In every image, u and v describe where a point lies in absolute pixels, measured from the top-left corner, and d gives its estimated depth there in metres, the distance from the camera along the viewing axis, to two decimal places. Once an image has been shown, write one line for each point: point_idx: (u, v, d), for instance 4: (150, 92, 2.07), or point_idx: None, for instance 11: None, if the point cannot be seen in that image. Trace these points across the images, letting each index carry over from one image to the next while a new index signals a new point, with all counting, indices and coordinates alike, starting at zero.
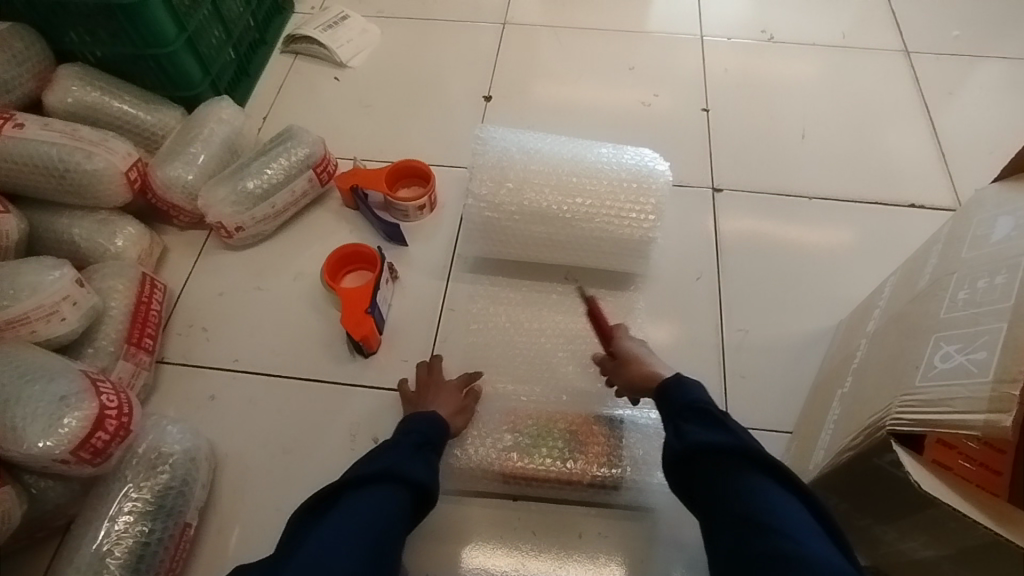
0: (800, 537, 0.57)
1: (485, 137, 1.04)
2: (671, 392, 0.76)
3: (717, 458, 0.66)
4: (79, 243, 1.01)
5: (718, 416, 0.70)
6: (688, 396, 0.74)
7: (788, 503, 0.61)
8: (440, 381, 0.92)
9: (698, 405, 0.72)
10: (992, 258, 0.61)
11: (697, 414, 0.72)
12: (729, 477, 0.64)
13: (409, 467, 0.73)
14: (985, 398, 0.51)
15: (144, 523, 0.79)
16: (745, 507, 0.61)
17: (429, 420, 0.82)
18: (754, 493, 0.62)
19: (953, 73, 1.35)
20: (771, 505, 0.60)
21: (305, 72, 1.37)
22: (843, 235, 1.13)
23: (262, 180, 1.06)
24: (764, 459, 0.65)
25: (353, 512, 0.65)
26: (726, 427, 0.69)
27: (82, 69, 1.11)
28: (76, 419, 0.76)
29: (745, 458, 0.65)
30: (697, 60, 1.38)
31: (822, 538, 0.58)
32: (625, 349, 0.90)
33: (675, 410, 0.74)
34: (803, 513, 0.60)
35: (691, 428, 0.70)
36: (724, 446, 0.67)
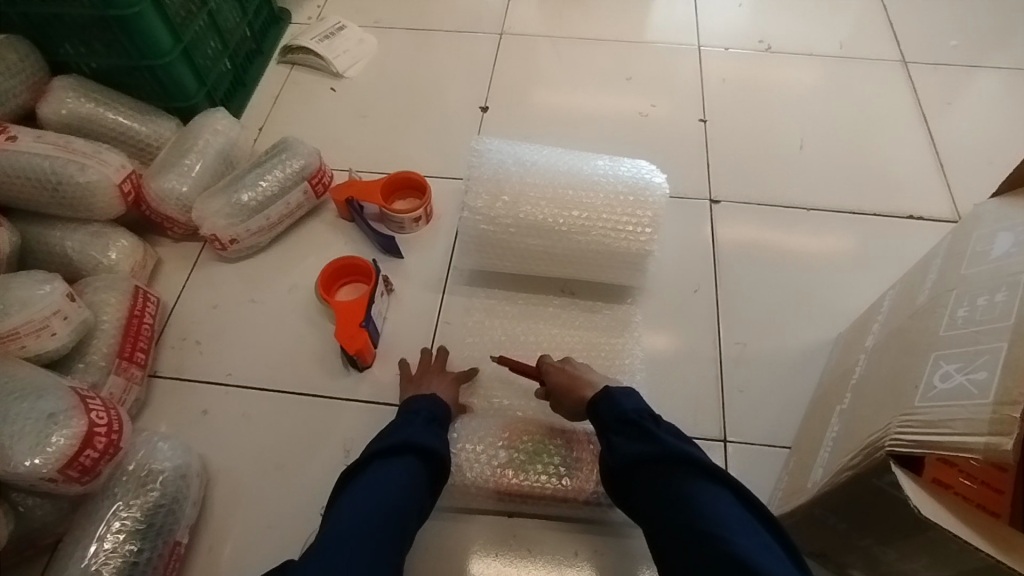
0: (729, 537, 0.57)
1: (480, 149, 1.03)
2: (602, 405, 0.78)
3: (650, 471, 0.68)
4: (72, 256, 1.00)
5: (646, 426, 0.72)
6: (617, 409, 0.76)
7: (721, 505, 0.62)
8: (441, 367, 0.94)
9: (626, 417, 0.75)
10: (993, 276, 0.60)
11: (629, 425, 0.74)
12: (662, 486, 0.66)
13: (420, 438, 0.76)
14: (986, 419, 0.50)
15: (133, 542, 0.78)
16: (677, 516, 0.62)
17: (433, 403, 0.83)
18: (685, 500, 0.63)
19: (952, 84, 1.34)
20: (703, 509, 0.61)
21: (302, 83, 1.37)
22: (839, 244, 1.12)
23: (256, 193, 1.06)
24: (695, 466, 0.66)
25: (373, 485, 0.69)
26: (656, 437, 0.70)
27: (77, 81, 1.11)
28: (64, 437, 0.75)
29: (675, 468, 0.66)
30: (696, 70, 1.38)
31: (759, 534, 0.60)
32: (554, 380, 0.89)
33: (607, 424, 0.76)
34: (737, 515, 0.61)
35: (621, 442, 0.73)
36: (652, 456, 0.68)
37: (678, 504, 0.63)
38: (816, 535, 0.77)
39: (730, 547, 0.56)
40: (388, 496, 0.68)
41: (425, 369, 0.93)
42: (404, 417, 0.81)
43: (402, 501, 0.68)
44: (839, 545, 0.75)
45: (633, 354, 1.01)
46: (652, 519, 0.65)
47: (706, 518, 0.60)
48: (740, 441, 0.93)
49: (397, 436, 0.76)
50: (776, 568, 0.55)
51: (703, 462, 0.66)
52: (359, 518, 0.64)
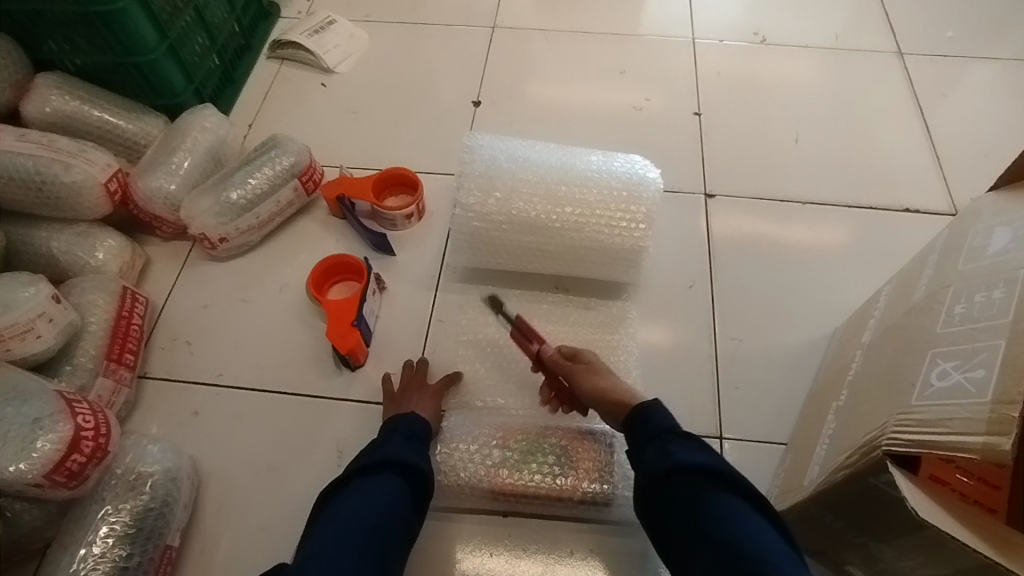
0: (773, 561, 0.56)
1: (473, 145, 1.02)
2: (637, 424, 0.75)
3: (696, 483, 0.65)
4: (58, 257, 0.99)
5: (701, 441, 0.70)
6: (645, 422, 0.74)
7: (758, 527, 0.61)
8: (423, 384, 0.92)
9: (685, 431, 0.72)
10: (990, 271, 0.59)
11: (669, 437, 0.71)
12: (706, 500, 0.63)
13: (399, 454, 0.76)
14: (984, 419, 0.49)
15: (122, 546, 0.77)
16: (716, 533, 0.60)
17: (412, 420, 0.82)
18: (724, 518, 0.61)
19: (947, 75, 1.33)
20: (749, 534, 0.59)
21: (292, 78, 1.35)
22: (835, 237, 1.12)
23: (246, 191, 1.04)
24: (728, 482, 0.65)
25: (351, 506, 0.69)
26: (686, 450, 0.68)
27: (61, 78, 1.09)
28: (50, 442, 0.74)
29: (711, 483, 0.65)
30: (690, 63, 1.37)
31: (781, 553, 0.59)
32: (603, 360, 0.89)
33: (655, 433, 0.73)
34: (773, 539, 0.60)
35: (677, 448, 0.69)
36: (701, 468, 0.66)
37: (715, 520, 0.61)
38: (813, 533, 0.76)
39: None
40: (366, 515, 0.68)
41: (408, 387, 0.91)
42: (384, 435, 0.80)
43: (380, 520, 0.68)
44: (837, 542, 0.74)
45: (628, 351, 1.00)
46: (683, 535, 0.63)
47: (746, 538, 0.59)
48: (736, 438, 0.93)
49: (375, 454, 0.76)
50: None
51: (738, 480, 0.65)
52: (336, 539, 0.65)
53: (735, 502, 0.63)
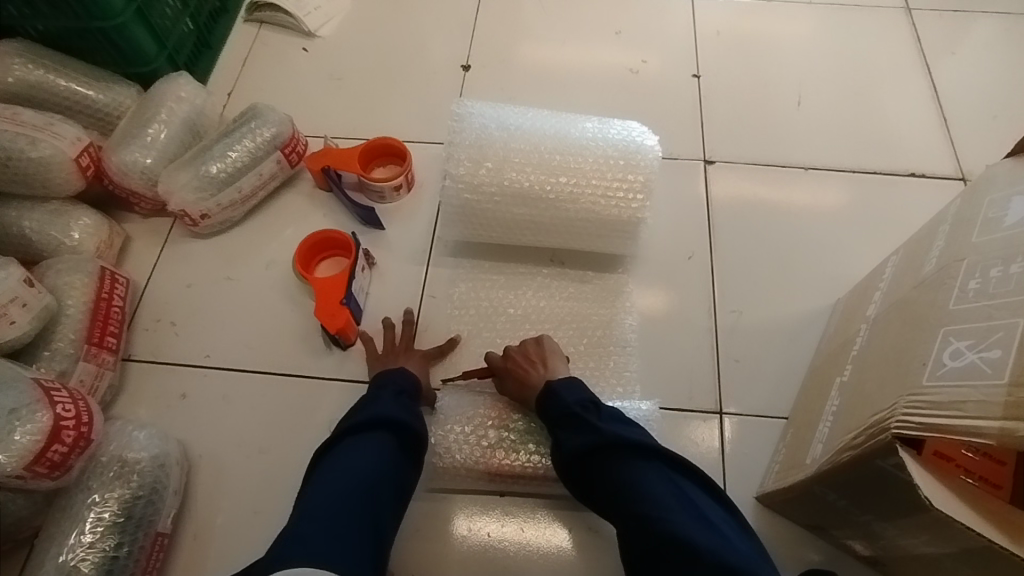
0: (669, 521, 0.62)
1: (460, 112, 0.97)
2: (547, 402, 0.79)
3: (597, 459, 0.71)
4: (31, 236, 0.94)
5: (581, 418, 0.74)
6: (560, 404, 0.77)
7: (661, 486, 0.66)
8: (409, 347, 0.92)
9: (573, 410, 0.75)
10: (1007, 244, 0.57)
11: (562, 424, 0.76)
12: (607, 473, 0.69)
13: (388, 413, 0.75)
14: (1001, 403, 0.48)
15: (111, 536, 0.75)
16: (631, 502, 0.66)
17: (401, 376, 0.81)
18: (634, 485, 0.67)
19: (954, 31, 1.28)
20: (642, 493, 0.65)
21: (271, 43, 1.28)
22: (836, 201, 1.08)
23: (225, 164, 1.00)
24: (640, 448, 0.69)
25: (340, 468, 0.68)
26: (597, 427, 0.72)
27: (23, 46, 1.03)
28: (28, 433, 0.72)
29: (632, 450, 0.69)
30: (688, 23, 1.30)
31: (684, 497, 0.65)
32: (517, 350, 0.89)
33: (552, 419, 0.78)
34: (676, 494, 0.65)
35: (566, 437, 0.75)
36: (595, 446, 0.71)
37: (634, 491, 0.66)
38: (814, 509, 0.75)
39: (670, 529, 0.61)
40: (358, 474, 0.67)
41: (392, 348, 0.91)
42: (374, 391, 0.80)
43: (373, 476, 0.68)
44: (838, 519, 0.73)
45: (625, 325, 0.98)
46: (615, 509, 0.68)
47: (648, 502, 0.64)
48: (736, 413, 0.91)
49: (365, 414, 0.75)
50: (711, 539, 0.60)
51: (647, 442, 0.70)
52: (330, 500, 0.64)
53: (644, 466, 0.68)
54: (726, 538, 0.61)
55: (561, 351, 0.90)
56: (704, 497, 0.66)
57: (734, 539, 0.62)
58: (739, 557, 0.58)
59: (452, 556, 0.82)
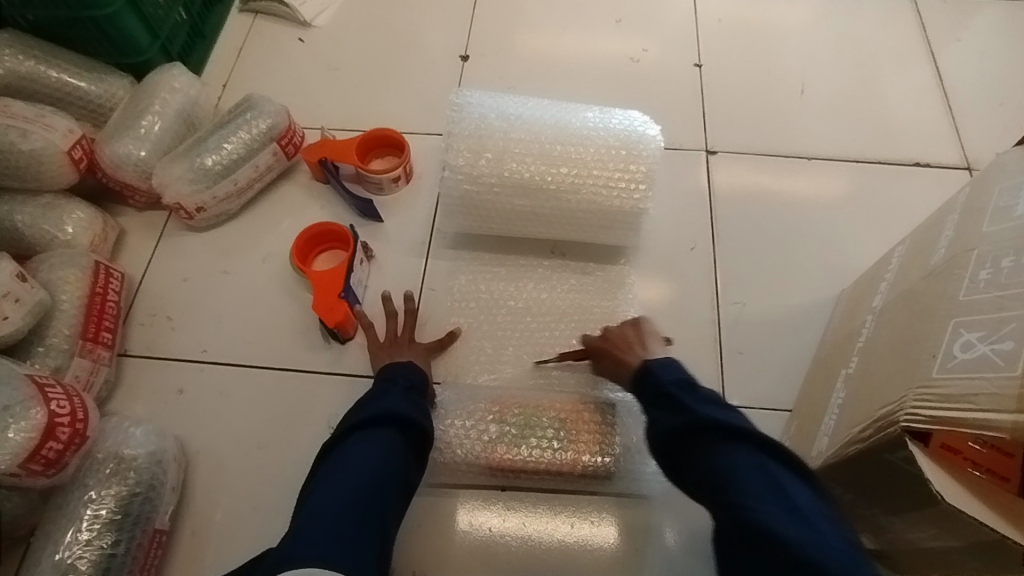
0: (754, 509, 0.54)
1: (460, 102, 0.95)
2: (642, 380, 0.73)
3: (683, 442, 0.64)
4: (24, 231, 0.93)
5: (674, 397, 0.68)
6: (654, 382, 0.71)
7: (751, 473, 0.58)
8: (411, 338, 0.90)
9: (666, 389, 0.70)
10: (1018, 234, 0.55)
11: (655, 404, 0.70)
12: (693, 457, 0.63)
13: (399, 409, 0.74)
14: (1013, 396, 0.47)
15: (108, 534, 0.74)
16: (717, 490, 0.59)
17: (411, 371, 0.81)
18: (720, 472, 0.59)
19: (959, 18, 1.26)
20: (728, 478, 0.58)
21: (267, 33, 1.26)
22: (840, 191, 1.07)
23: (221, 156, 0.98)
24: (730, 431, 0.62)
25: (348, 463, 0.67)
26: (686, 407, 0.66)
27: (13, 37, 1.01)
28: (22, 430, 0.71)
29: (723, 431, 0.62)
30: (690, 11, 1.28)
31: (780, 483, 0.56)
32: (615, 331, 0.86)
33: (645, 398, 0.72)
34: (769, 482, 0.57)
35: (655, 417, 0.69)
36: (683, 427, 0.65)
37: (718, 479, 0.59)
38: None
39: (753, 518, 0.54)
40: (366, 470, 0.66)
41: (395, 339, 0.89)
42: (382, 386, 0.78)
43: (381, 472, 0.67)
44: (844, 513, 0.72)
45: (627, 317, 0.97)
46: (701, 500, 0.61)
47: (733, 489, 0.57)
48: (740, 406, 0.90)
49: (376, 408, 0.74)
50: (805, 534, 0.51)
51: (739, 424, 0.62)
52: (337, 496, 0.63)
53: (733, 451, 0.60)
54: (826, 534, 0.52)
55: (659, 334, 0.86)
56: (804, 487, 0.57)
57: (840, 536, 0.52)
58: (838, 557, 0.49)
59: (453, 550, 0.81)
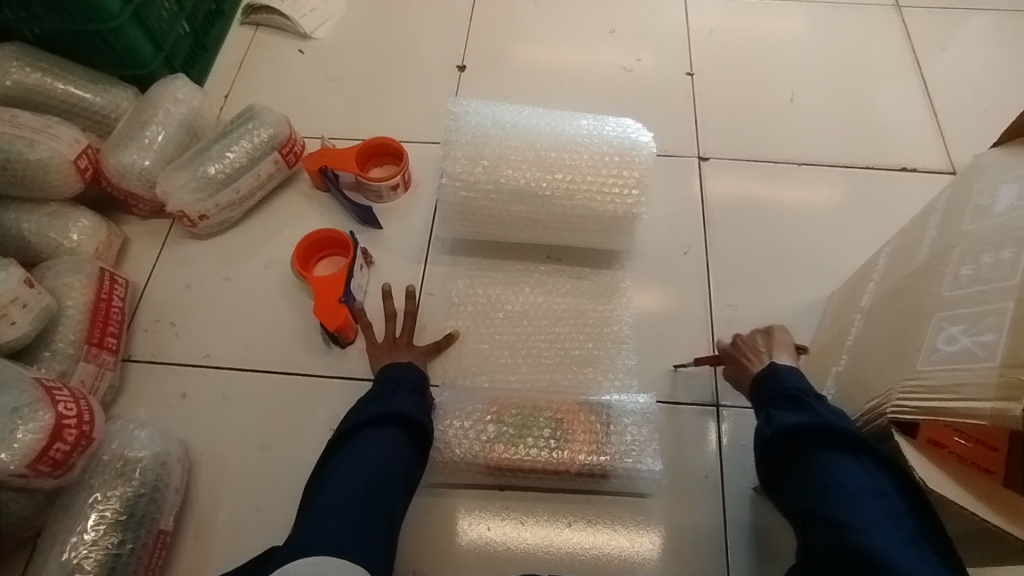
0: (867, 533, 0.53)
1: (458, 111, 0.98)
2: (768, 382, 0.71)
3: (801, 448, 0.63)
4: (30, 239, 0.95)
5: (806, 401, 0.66)
6: (784, 386, 0.69)
7: (866, 495, 0.57)
8: (409, 342, 0.91)
9: (793, 394, 0.68)
10: (997, 232, 0.57)
11: (778, 406, 0.68)
12: (806, 467, 0.62)
13: (403, 408, 0.76)
14: (993, 384, 0.49)
15: (113, 534, 0.75)
16: (826, 502, 0.58)
17: (412, 371, 0.82)
18: (834, 488, 0.58)
19: (943, 27, 1.30)
20: (841, 497, 0.57)
21: (268, 45, 1.29)
22: (829, 196, 1.10)
23: (224, 165, 1.00)
24: (855, 448, 0.60)
25: (354, 461, 0.69)
26: (815, 414, 0.64)
27: (20, 49, 1.03)
28: (30, 431, 0.73)
29: (843, 447, 0.61)
30: (681, 21, 1.32)
31: (896, 514, 0.55)
32: (744, 338, 0.83)
33: (769, 399, 0.70)
34: (887, 510, 0.55)
35: (778, 414, 0.67)
36: (804, 431, 0.63)
37: (829, 494, 0.58)
38: None
39: (865, 540, 0.52)
40: (371, 467, 0.68)
41: (394, 342, 0.90)
42: (385, 386, 0.80)
43: (387, 470, 0.69)
44: None
45: (621, 321, 0.99)
46: (801, 511, 0.61)
47: (846, 508, 0.56)
48: (733, 405, 0.92)
49: (380, 407, 0.75)
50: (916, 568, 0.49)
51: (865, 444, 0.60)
52: (344, 492, 0.65)
53: (850, 467, 0.59)
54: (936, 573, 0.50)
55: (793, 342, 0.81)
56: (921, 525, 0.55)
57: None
58: None
59: (453, 549, 0.83)
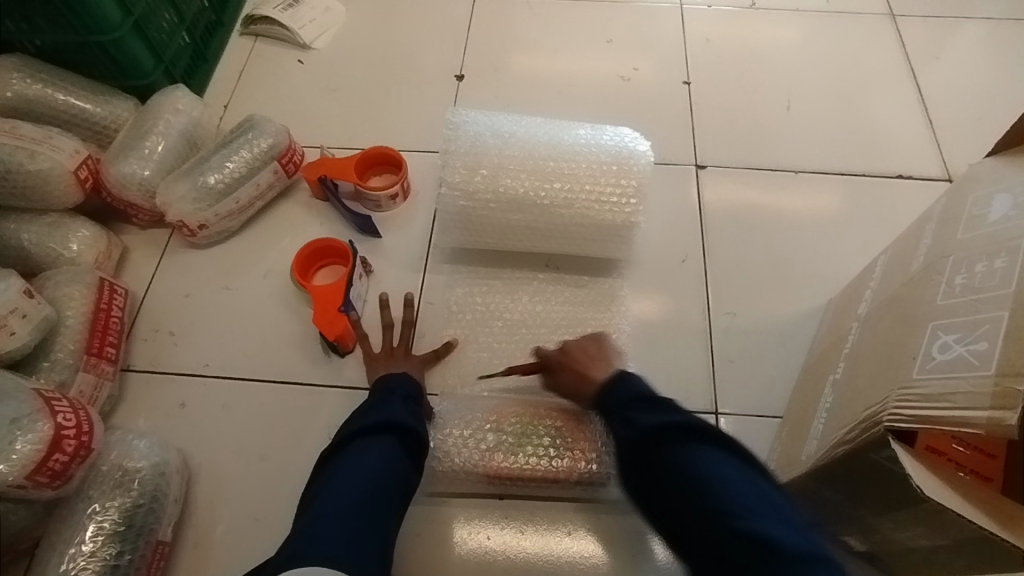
0: (750, 522, 0.53)
1: (457, 120, 0.99)
2: (614, 387, 0.72)
3: (663, 442, 0.63)
4: (30, 249, 0.95)
5: (664, 400, 0.68)
6: (634, 388, 0.71)
7: (735, 481, 0.58)
8: (406, 352, 0.92)
9: (646, 394, 0.69)
10: (991, 240, 0.58)
11: (632, 406, 0.68)
12: (672, 460, 0.61)
13: (398, 417, 0.76)
14: (988, 393, 0.49)
15: (112, 545, 0.75)
16: (703, 494, 0.57)
17: (406, 383, 0.83)
18: (709, 479, 0.58)
19: (938, 36, 1.31)
20: (719, 488, 0.57)
21: (267, 56, 1.30)
22: (826, 204, 1.10)
23: (223, 174, 1.01)
24: (712, 439, 0.62)
25: (352, 468, 0.69)
26: (674, 410, 0.66)
27: (21, 61, 1.03)
28: (29, 442, 0.72)
29: (706, 439, 0.62)
30: (678, 30, 1.33)
31: (770, 500, 0.56)
32: (574, 345, 0.87)
33: (621, 402, 0.70)
34: (759, 495, 0.56)
35: (637, 415, 0.67)
36: (668, 426, 0.63)
37: (701, 485, 0.58)
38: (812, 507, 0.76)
39: (757, 529, 0.52)
40: (370, 473, 0.68)
41: (391, 352, 0.91)
42: (380, 395, 0.80)
43: (385, 476, 0.69)
44: (835, 516, 0.74)
45: (620, 329, 0.99)
46: (669, 507, 0.60)
47: (726, 499, 0.56)
48: (732, 413, 0.92)
49: (377, 415, 0.76)
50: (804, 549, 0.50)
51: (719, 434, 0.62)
52: (343, 497, 0.65)
53: (713, 457, 0.60)
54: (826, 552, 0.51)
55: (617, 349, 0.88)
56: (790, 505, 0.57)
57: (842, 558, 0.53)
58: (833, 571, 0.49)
59: (452, 559, 0.82)
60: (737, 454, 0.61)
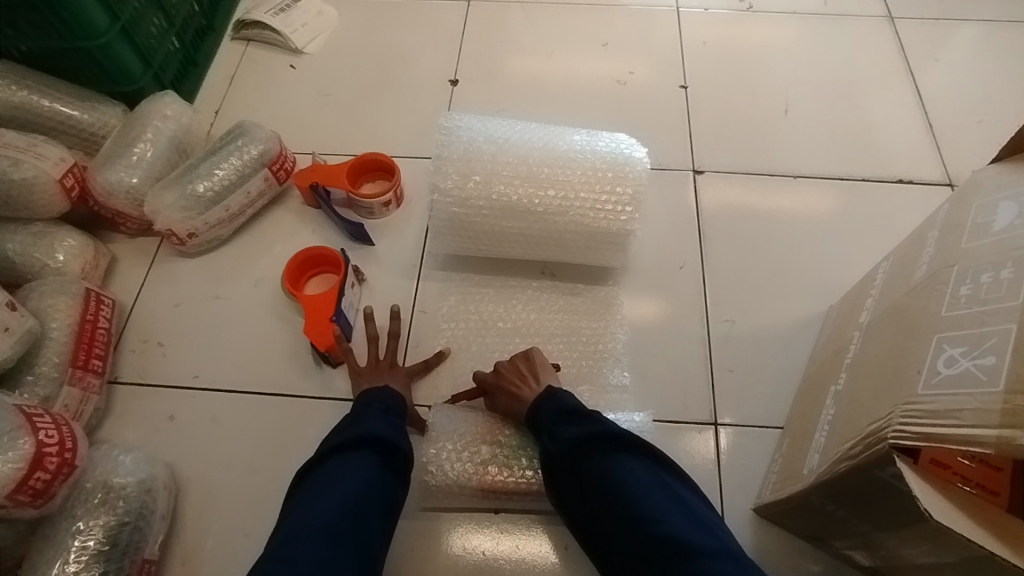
0: (664, 523, 0.64)
1: (448, 126, 0.97)
2: (541, 401, 0.79)
3: (587, 456, 0.72)
4: (15, 259, 0.93)
5: (585, 413, 0.76)
6: (559, 403, 0.78)
7: (648, 486, 0.68)
8: (391, 364, 0.90)
9: (569, 409, 0.77)
10: (997, 250, 0.56)
11: (555, 421, 0.77)
12: (597, 474, 0.70)
13: (377, 432, 0.74)
14: (997, 411, 0.47)
15: (96, 565, 0.73)
16: (625, 504, 0.67)
17: (387, 395, 0.80)
18: (630, 489, 0.68)
19: (936, 37, 1.30)
20: (638, 498, 0.67)
21: (259, 61, 1.28)
22: (825, 209, 1.09)
23: (213, 182, 0.99)
24: (631, 449, 0.71)
25: (325, 489, 0.67)
26: (594, 422, 0.74)
27: (5, 67, 1.02)
28: (10, 461, 0.70)
29: (627, 450, 0.71)
30: (674, 33, 1.31)
31: (680, 498, 0.68)
32: (507, 366, 0.88)
33: (546, 417, 0.78)
34: (672, 498, 0.67)
35: (561, 429, 0.76)
36: (590, 439, 0.73)
37: (629, 498, 0.67)
38: (814, 520, 0.74)
39: (671, 531, 0.63)
40: (344, 495, 0.66)
41: (376, 365, 0.89)
42: (359, 410, 0.78)
43: (360, 496, 0.67)
44: (838, 530, 0.72)
45: (616, 337, 0.97)
46: (597, 515, 0.69)
47: (646, 506, 0.66)
48: (733, 423, 0.91)
49: (352, 432, 0.73)
50: (708, 541, 0.62)
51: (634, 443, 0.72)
52: (315, 522, 0.63)
53: (631, 466, 0.70)
54: (723, 542, 0.63)
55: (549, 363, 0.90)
56: (693, 493, 0.70)
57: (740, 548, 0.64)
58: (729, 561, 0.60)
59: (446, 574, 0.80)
60: (653, 461, 0.71)
